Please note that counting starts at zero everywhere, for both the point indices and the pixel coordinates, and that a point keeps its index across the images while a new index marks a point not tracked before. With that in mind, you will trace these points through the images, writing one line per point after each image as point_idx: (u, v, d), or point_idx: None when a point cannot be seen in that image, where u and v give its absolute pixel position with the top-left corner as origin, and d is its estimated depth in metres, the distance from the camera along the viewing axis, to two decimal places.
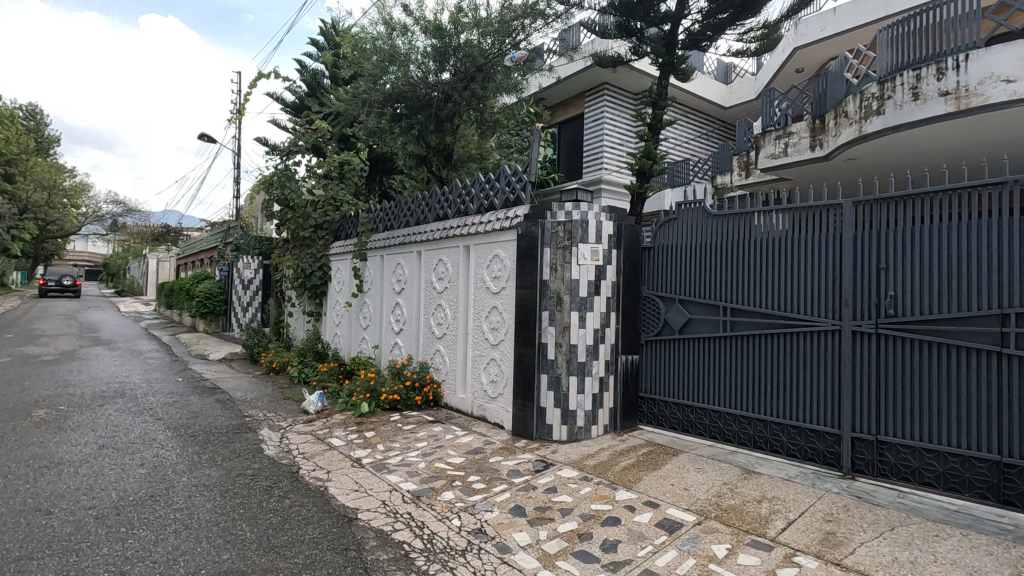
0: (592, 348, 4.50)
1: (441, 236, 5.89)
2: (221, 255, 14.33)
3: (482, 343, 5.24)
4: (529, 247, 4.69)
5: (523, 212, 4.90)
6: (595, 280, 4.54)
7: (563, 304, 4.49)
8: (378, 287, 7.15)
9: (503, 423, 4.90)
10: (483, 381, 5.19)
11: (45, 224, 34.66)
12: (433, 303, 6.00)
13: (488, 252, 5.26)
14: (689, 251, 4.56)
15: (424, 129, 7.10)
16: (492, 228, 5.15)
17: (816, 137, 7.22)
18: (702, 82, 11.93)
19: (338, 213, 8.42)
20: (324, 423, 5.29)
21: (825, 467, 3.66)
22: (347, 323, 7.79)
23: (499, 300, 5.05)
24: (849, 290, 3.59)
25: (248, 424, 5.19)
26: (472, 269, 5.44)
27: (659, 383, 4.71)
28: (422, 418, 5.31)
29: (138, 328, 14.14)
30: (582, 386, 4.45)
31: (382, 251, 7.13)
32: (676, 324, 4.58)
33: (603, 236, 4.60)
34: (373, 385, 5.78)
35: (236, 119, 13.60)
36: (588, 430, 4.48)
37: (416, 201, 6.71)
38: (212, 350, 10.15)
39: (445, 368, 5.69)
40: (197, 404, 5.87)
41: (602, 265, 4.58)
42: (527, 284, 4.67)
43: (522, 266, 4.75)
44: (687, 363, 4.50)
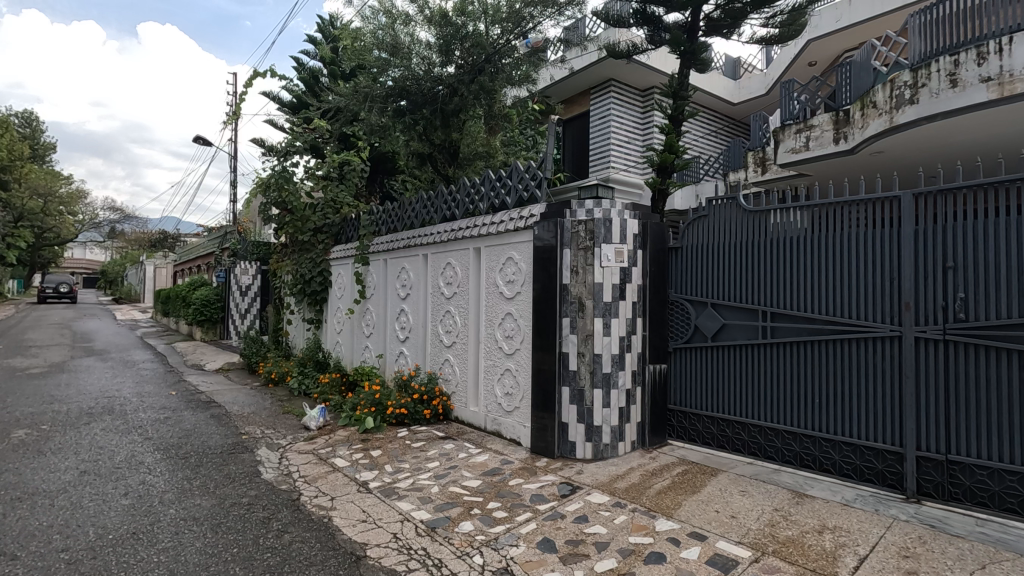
0: (618, 358, 4.14)
1: (449, 237, 5.53)
2: (218, 260, 13.97)
3: (495, 352, 4.88)
4: (547, 249, 4.34)
5: (540, 211, 4.54)
6: (620, 284, 4.17)
7: (585, 310, 4.14)
8: (381, 292, 6.79)
9: (521, 439, 4.53)
10: (497, 393, 4.83)
11: (40, 231, 34.21)
12: (441, 309, 5.64)
13: (501, 254, 4.90)
14: (722, 251, 4.21)
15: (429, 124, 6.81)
16: (506, 229, 4.78)
17: (840, 130, 6.88)
18: (710, 77, 11.60)
19: (338, 215, 8.08)
20: (326, 440, 4.92)
21: (886, 489, 3.29)
22: (349, 331, 7.43)
23: (514, 306, 4.69)
24: (910, 292, 3.22)
25: (244, 442, 4.81)
26: (483, 273, 5.08)
27: (690, 395, 4.35)
28: (432, 434, 4.94)
29: (133, 337, 13.76)
30: (608, 399, 4.09)
31: (386, 255, 6.77)
32: (708, 331, 4.22)
33: (627, 235, 4.24)
34: (378, 398, 5.41)
35: (232, 121, 13.25)
36: (615, 447, 4.12)
37: (422, 202, 6.36)
38: (209, 360, 9.78)
39: (456, 378, 5.33)
40: (190, 421, 5.50)
41: (627, 266, 4.22)
42: (545, 288, 4.32)
43: (539, 269, 4.39)
44: (721, 372, 4.14)
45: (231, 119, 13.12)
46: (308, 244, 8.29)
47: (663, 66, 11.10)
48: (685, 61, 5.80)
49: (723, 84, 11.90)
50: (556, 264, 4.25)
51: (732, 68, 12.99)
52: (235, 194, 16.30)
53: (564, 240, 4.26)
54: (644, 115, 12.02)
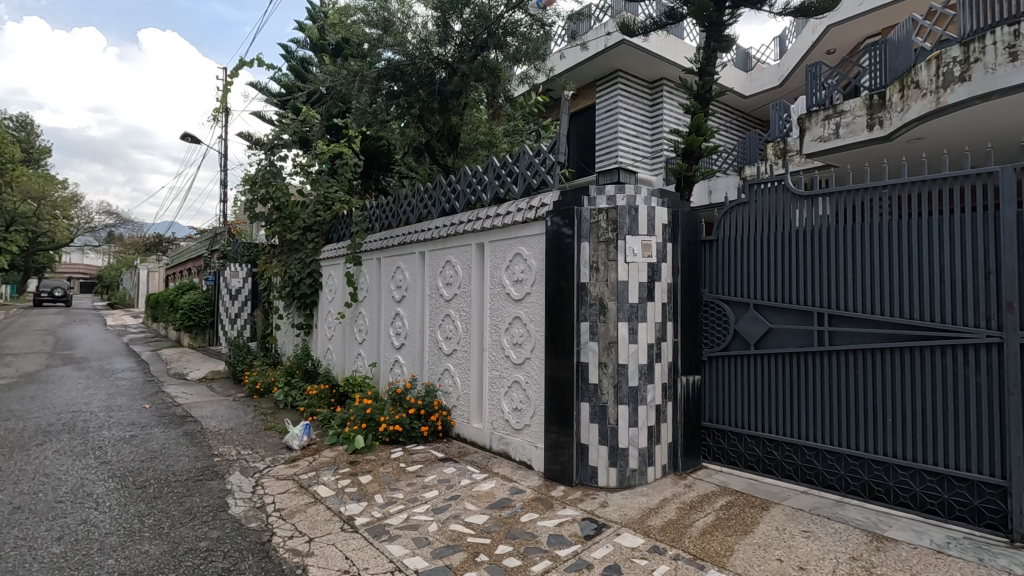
0: (646, 369, 3.54)
1: (448, 233, 4.96)
2: (208, 262, 13.39)
3: (502, 362, 4.29)
4: (562, 243, 3.75)
5: (553, 199, 3.96)
6: (648, 282, 3.58)
7: (608, 314, 3.55)
8: (374, 295, 6.20)
9: (532, 462, 3.94)
10: (504, 409, 4.24)
11: (32, 235, 33.55)
12: (441, 313, 5.05)
13: (507, 251, 4.32)
14: (767, 244, 3.63)
15: (425, 107, 6.24)
16: (513, 221, 4.20)
17: (875, 115, 6.32)
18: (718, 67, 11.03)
19: (329, 213, 7.49)
20: (310, 463, 4.32)
21: (984, 531, 2.68)
22: (340, 338, 6.84)
23: (524, 310, 4.10)
24: (1014, 289, 2.62)
25: (216, 466, 4.22)
26: (487, 272, 4.50)
27: (728, 411, 3.76)
28: (430, 455, 4.34)
29: (118, 343, 13.13)
30: (635, 418, 3.49)
31: (379, 254, 6.19)
32: (750, 337, 3.63)
33: (655, 226, 3.65)
34: (369, 414, 4.82)
35: (222, 117, 12.72)
36: (643, 473, 3.52)
37: (418, 195, 5.78)
38: (192, 368, 9.17)
39: (457, 391, 4.74)
40: (159, 440, 4.89)
41: (656, 262, 3.63)
42: (560, 288, 3.74)
43: (553, 267, 3.81)
44: (766, 385, 3.55)
45: (220, 114, 12.55)
46: (297, 243, 7.73)
47: (672, 57, 10.54)
48: (708, 35, 5.23)
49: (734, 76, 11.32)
50: (573, 260, 3.67)
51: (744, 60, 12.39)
52: (226, 193, 15.72)
53: (582, 233, 3.68)
54: (653, 109, 11.46)
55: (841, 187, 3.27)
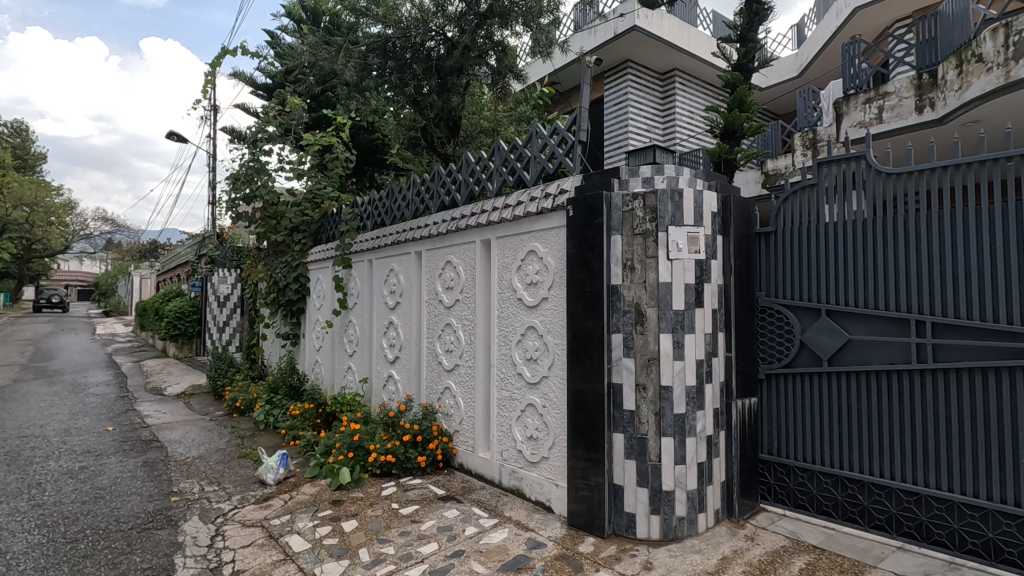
0: (695, 392, 2.86)
1: (448, 228, 4.28)
2: (196, 267, 12.73)
3: (513, 380, 3.60)
4: (588, 236, 3.07)
5: (574, 185, 3.28)
6: (696, 284, 2.91)
7: (646, 324, 2.87)
8: (365, 301, 5.52)
9: (552, 503, 3.25)
10: (516, 437, 3.55)
11: (27, 243, 32.95)
12: (441, 322, 4.37)
13: (518, 248, 3.63)
14: (841, 235, 2.93)
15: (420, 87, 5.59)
16: (525, 212, 3.52)
17: (925, 96, 5.65)
18: (708, 44, 10.32)
19: (317, 211, 6.86)
20: (286, 502, 3.64)
21: None
22: (329, 349, 6.15)
23: (540, 318, 3.42)
24: None
25: (171, 508, 3.53)
26: (493, 273, 3.81)
27: (794, 442, 3.05)
28: (428, 493, 3.65)
29: (101, 354, 12.44)
30: (682, 453, 2.81)
31: (371, 255, 5.51)
32: (823, 351, 2.93)
33: (704, 215, 2.97)
34: (357, 441, 4.13)
35: (210, 115, 12.10)
36: (693, 522, 2.83)
37: (414, 187, 5.12)
38: (172, 382, 8.48)
39: (460, 414, 4.05)
40: (112, 472, 4.20)
41: (704, 259, 2.95)
42: (587, 291, 3.05)
43: (576, 266, 3.12)
44: (845, 412, 2.85)
45: (208, 112, 11.94)
46: (283, 244, 7.08)
47: (685, 46, 9.89)
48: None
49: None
50: (602, 257, 2.99)
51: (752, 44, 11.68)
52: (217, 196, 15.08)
53: (612, 223, 3.01)
54: (665, 101, 10.82)
55: (938, 163, 2.57)
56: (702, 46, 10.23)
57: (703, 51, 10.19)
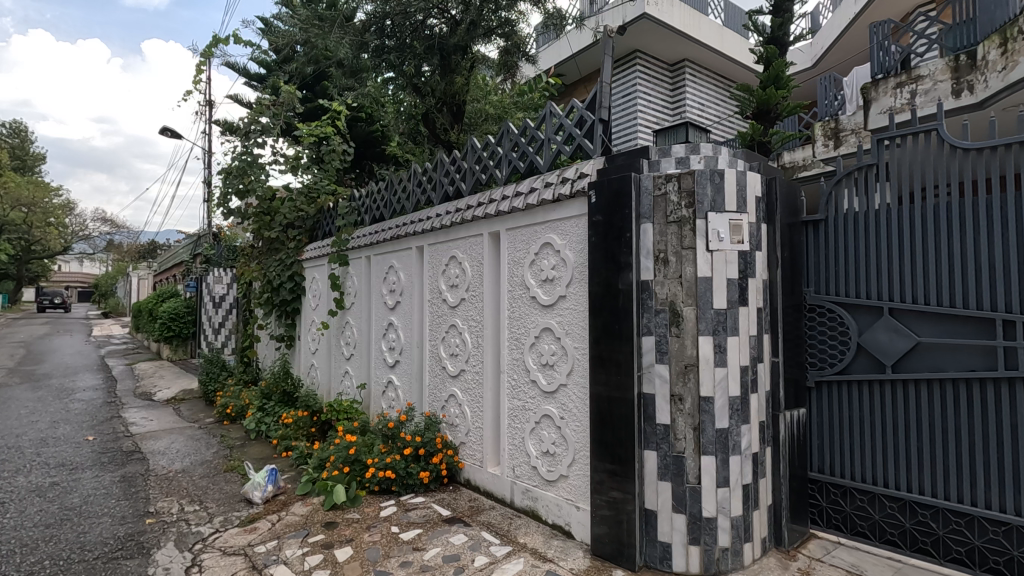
0: (739, 403, 2.49)
1: (452, 220, 3.90)
2: (192, 268, 12.40)
3: (526, 389, 3.23)
4: (613, 224, 2.69)
5: (595, 167, 2.91)
6: (739, 278, 2.53)
7: (683, 325, 2.50)
8: (363, 301, 5.15)
9: (572, 528, 2.88)
10: (530, 451, 3.18)
11: (26, 245, 32.67)
12: (445, 323, 3.99)
13: (531, 241, 3.26)
14: (907, 222, 2.53)
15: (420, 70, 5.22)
16: (539, 200, 3.15)
17: (962, 79, 5.25)
18: (719, 34, 9.92)
19: (313, 206, 6.49)
20: (274, 524, 3.26)
21: None
22: (325, 351, 5.78)
23: (557, 319, 3.04)
24: None
25: (145, 532, 3.15)
26: (503, 269, 3.44)
27: (851, 459, 2.66)
28: (432, 513, 3.27)
29: (93, 356, 12.10)
30: (726, 474, 2.43)
31: (369, 251, 5.15)
32: (885, 355, 2.54)
33: (748, 199, 2.59)
34: (353, 454, 3.75)
35: (205, 109, 11.75)
36: (739, 553, 2.45)
37: (415, 177, 4.76)
38: (162, 386, 8.12)
39: (466, 424, 3.68)
40: (84, 489, 3.82)
41: (748, 249, 2.57)
42: (613, 288, 2.68)
43: (600, 258, 2.75)
44: (913, 426, 2.46)
45: (202, 107, 11.59)
46: (276, 241, 6.71)
47: (695, 36, 9.52)
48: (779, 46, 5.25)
49: (733, 44, 10.22)
50: (630, 248, 2.61)
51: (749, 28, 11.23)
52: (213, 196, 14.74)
53: (642, 209, 2.64)
54: (674, 93, 10.45)
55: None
56: (713, 35, 9.84)
57: (714, 42, 9.79)
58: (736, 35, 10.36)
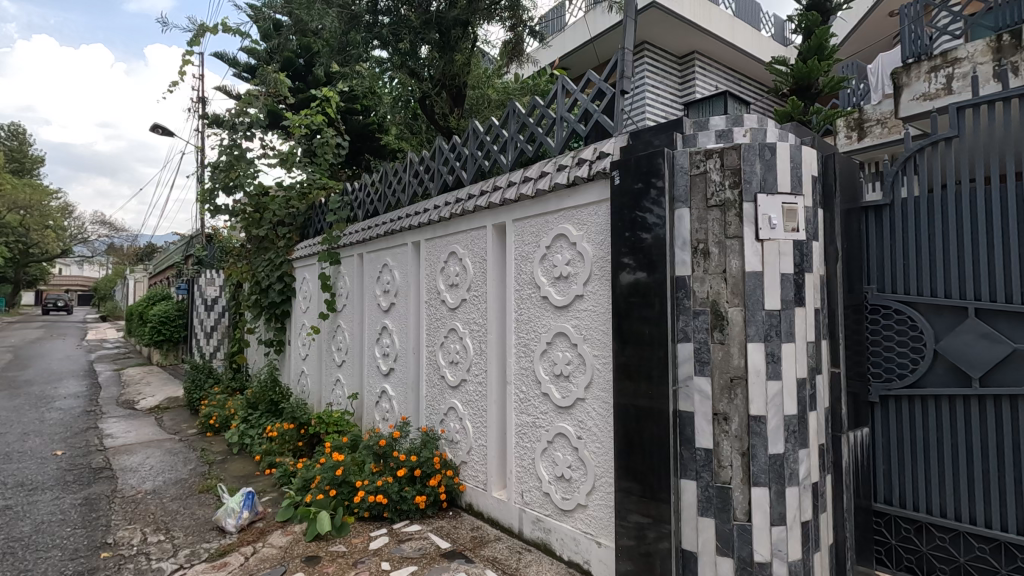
0: (796, 423, 2.06)
1: (451, 212, 3.49)
2: (184, 270, 12.00)
3: (537, 403, 2.81)
4: (642, 208, 2.28)
5: (617, 146, 2.49)
6: (795, 273, 2.11)
7: (728, 329, 2.09)
8: (355, 302, 4.74)
9: (593, 567, 2.45)
10: (541, 476, 2.76)
11: (24, 248, 32.27)
12: (444, 327, 3.57)
13: (542, 233, 2.84)
14: (996, 206, 2.08)
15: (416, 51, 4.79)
16: (551, 185, 2.73)
17: (1006, 61, 4.83)
18: (731, 24, 9.48)
19: (304, 202, 6.08)
20: (247, 558, 2.84)
21: None
22: (316, 357, 5.37)
23: (573, 323, 2.62)
24: None
25: (97, 569, 2.73)
26: (509, 266, 3.03)
27: (927, 490, 2.22)
28: (429, 546, 2.85)
29: (82, 362, 11.68)
30: (783, 509, 2.01)
31: (361, 249, 4.74)
32: (970, 367, 2.10)
33: (803, 180, 2.16)
34: (340, 475, 3.33)
35: (197, 106, 11.36)
36: None
37: (411, 168, 4.35)
38: (147, 394, 7.70)
39: (468, 442, 3.26)
40: (38, 515, 3.40)
41: (804, 239, 2.15)
42: (642, 285, 2.26)
43: (626, 250, 2.33)
44: (1009, 452, 2.01)
45: (194, 103, 11.21)
46: (264, 240, 6.31)
47: (705, 25, 9.08)
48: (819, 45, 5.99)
49: (744, 35, 9.77)
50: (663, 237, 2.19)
51: (760, 20, 10.82)
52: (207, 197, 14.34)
53: (677, 192, 2.22)
54: (683, 87, 10.05)
55: None
56: (724, 25, 9.41)
57: (725, 32, 9.34)
58: (747, 25, 9.92)
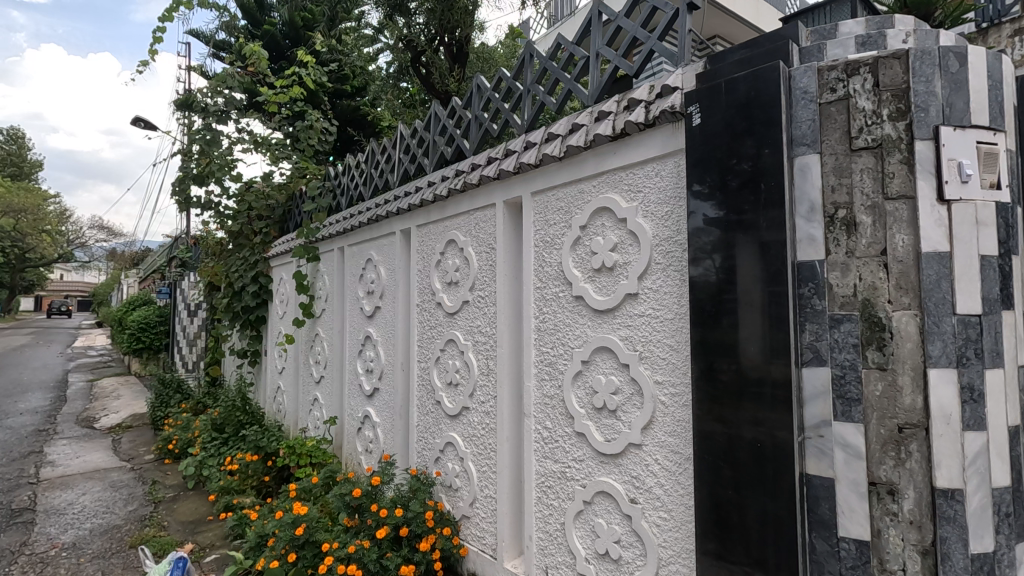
0: (1010, 502, 1.26)
1: (449, 189, 2.70)
2: (168, 273, 11.27)
3: (569, 446, 2.01)
4: (738, 158, 1.48)
5: (690, 75, 1.70)
6: (999, 255, 1.31)
7: (894, 347, 1.28)
8: (335, 307, 3.95)
9: None
10: (575, 550, 1.95)
11: (17, 252, 31.58)
12: (440, 338, 2.77)
13: (574, 210, 2.06)
14: None
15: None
16: (588, 141, 1.94)
17: None
18: (756, 4, 8.64)
19: (283, 193, 5.19)
20: None
21: None
22: (292, 371, 4.57)
23: (622, 335, 1.83)
24: None
25: None
26: (528, 257, 2.23)
27: None
28: None
29: (57, 371, 10.90)
30: None
31: (342, 241, 3.95)
32: None
33: (1003, 105, 1.35)
34: (301, 536, 2.52)
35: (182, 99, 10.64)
36: None
37: (402, 141, 3.57)
38: (113, 410, 6.90)
39: (471, 490, 2.46)
40: None
41: (1008, 199, 1.33)
42: (739, 277, 1.46)
43: (712, 223, 1.53)
44: None
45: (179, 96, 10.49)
46: (239, 236, 5.52)
47: (729, 5, 8.26)
48: None
49: (769, 17, 8.96)
50: (733, 223, 1.47)
51: (785, 3, 10.00)
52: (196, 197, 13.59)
53: (797, 130, 1.42)
54: None
55: None
56: (749, 6, 8.61)
57: (752, 13, 8.51)
58: (772, 7, 9.10)
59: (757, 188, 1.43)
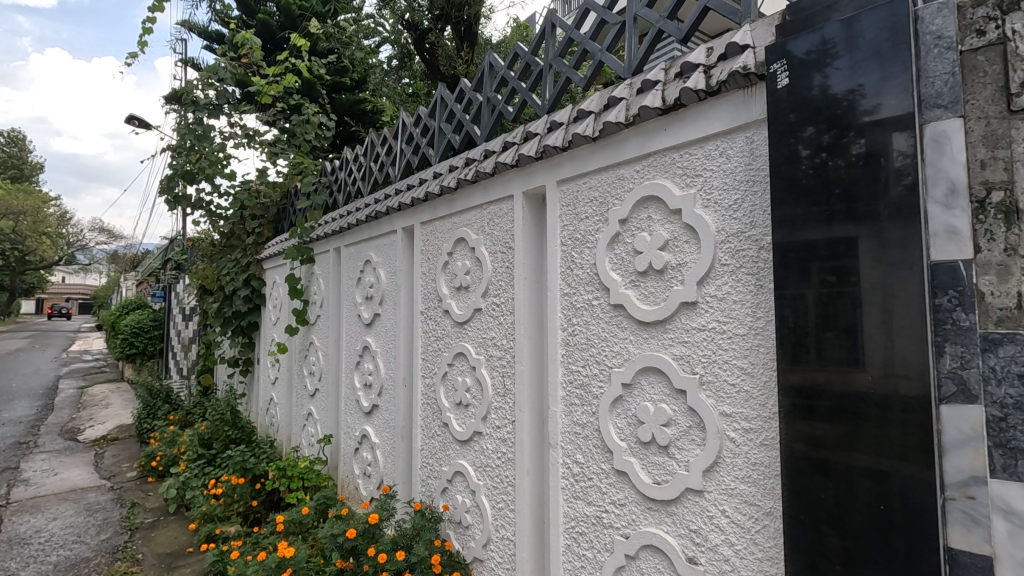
0: None
1: (457, 179, 2.35)
2: (163, 276, 10.95)
3: (606, 486, 1.66)
4: (847, 126, 1.12)
5: (767, 27, 1.35)
6: None
7: None
8: (330, 314, 3.60)
9: None
10: None
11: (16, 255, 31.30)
12: (448, 350, 2.42)
13: (611, 200, 1.71)
14: None
15: None
16: (631, 114, 1.59)
17: None
18: None
19: (277, 192, 4.88)
20: None
21: None
22: (285, 383, 4.23)
23: (676, 356, 1.48)
24: None
25: None
26: (553, 257, 1.89)
27: None
28: None
29: (48, 377, 10.55)
30: None
31: (338, 241, 3.61)
32: None
33: None
34: None
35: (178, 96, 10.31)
36: None
37: (404, 129, 3.23)
38: (100, 420, 6.56)
39: (484, 530, 2.11)
40: None
41: None
42: (845, 282, 1.11)
43: (806, 213, 1.18)
44: None
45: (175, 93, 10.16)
46: (231, 237, 5.19)
47: None
48: None
49: None
50: (839, 212, 1.12)
51: None
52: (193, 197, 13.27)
53: (929, 87, 1.07)
54: None
55: None
56: None
57: None
58: None
59: (874, 163, 1.08)
